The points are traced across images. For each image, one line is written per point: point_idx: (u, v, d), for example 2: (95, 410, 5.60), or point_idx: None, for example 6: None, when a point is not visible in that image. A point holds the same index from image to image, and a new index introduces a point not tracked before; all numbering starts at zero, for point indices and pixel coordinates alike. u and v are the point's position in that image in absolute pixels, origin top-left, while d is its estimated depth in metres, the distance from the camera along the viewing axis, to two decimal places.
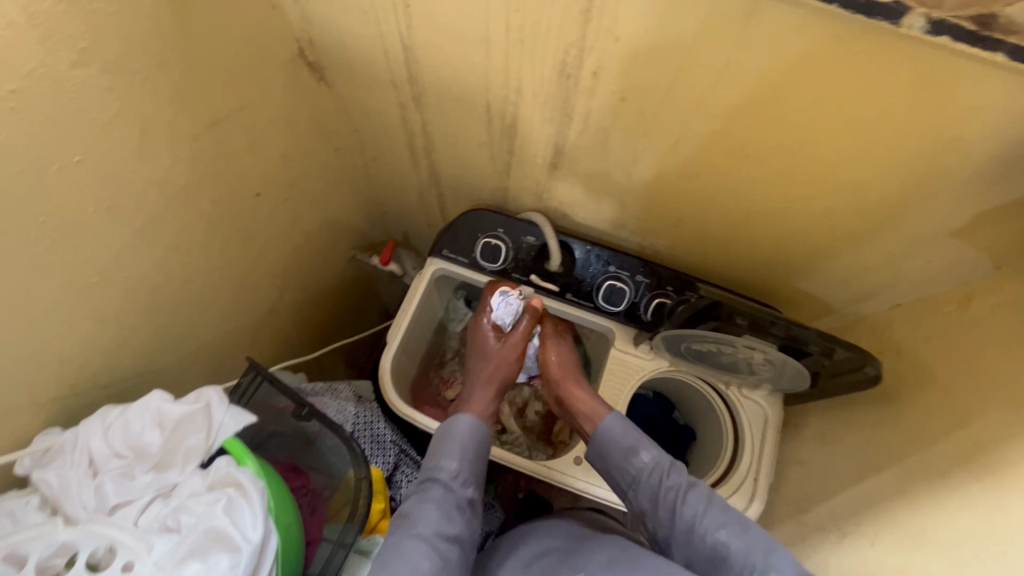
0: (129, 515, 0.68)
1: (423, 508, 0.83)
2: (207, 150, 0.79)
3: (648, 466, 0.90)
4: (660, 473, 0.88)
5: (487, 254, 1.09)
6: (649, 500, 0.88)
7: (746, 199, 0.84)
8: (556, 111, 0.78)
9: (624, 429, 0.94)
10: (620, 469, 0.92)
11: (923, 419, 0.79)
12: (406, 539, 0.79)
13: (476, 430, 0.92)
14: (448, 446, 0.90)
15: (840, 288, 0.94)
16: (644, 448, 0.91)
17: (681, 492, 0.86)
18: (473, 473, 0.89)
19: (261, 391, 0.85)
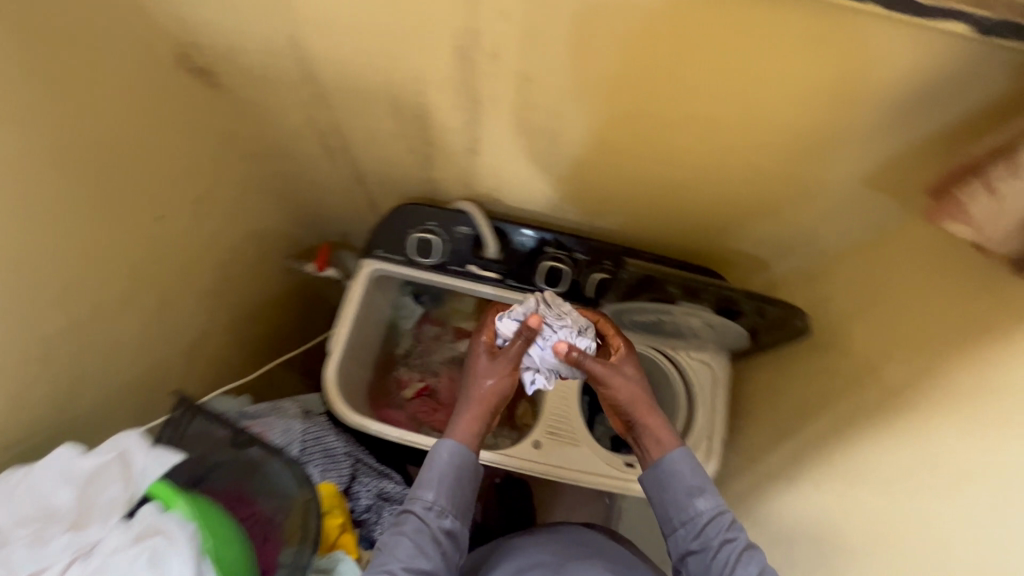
0: None
1: (394, 541, 0.78)
2: (89, 177, 0.73)
3: (706, 515, 0.78)
4: (721, 526, 0.77)
5: (421, 249, 1.06)
6: (700, 543, 0.77)
7: (670, 168, 0.83)
8: (464, 97, 0.75)
9: (693, 466, 0.81)
10: (675, 506, 0.80)
11: (853, 362, 0.83)
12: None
13: (459, 458, 0.83)
14: (427, 473, 0.83)
15: (770, 245, 0.96)
16: (708, 494, 0.79)
17: (737, 551, 0.74)
18: (452, 502, 0.82)
19: (193, 424, 0.81)
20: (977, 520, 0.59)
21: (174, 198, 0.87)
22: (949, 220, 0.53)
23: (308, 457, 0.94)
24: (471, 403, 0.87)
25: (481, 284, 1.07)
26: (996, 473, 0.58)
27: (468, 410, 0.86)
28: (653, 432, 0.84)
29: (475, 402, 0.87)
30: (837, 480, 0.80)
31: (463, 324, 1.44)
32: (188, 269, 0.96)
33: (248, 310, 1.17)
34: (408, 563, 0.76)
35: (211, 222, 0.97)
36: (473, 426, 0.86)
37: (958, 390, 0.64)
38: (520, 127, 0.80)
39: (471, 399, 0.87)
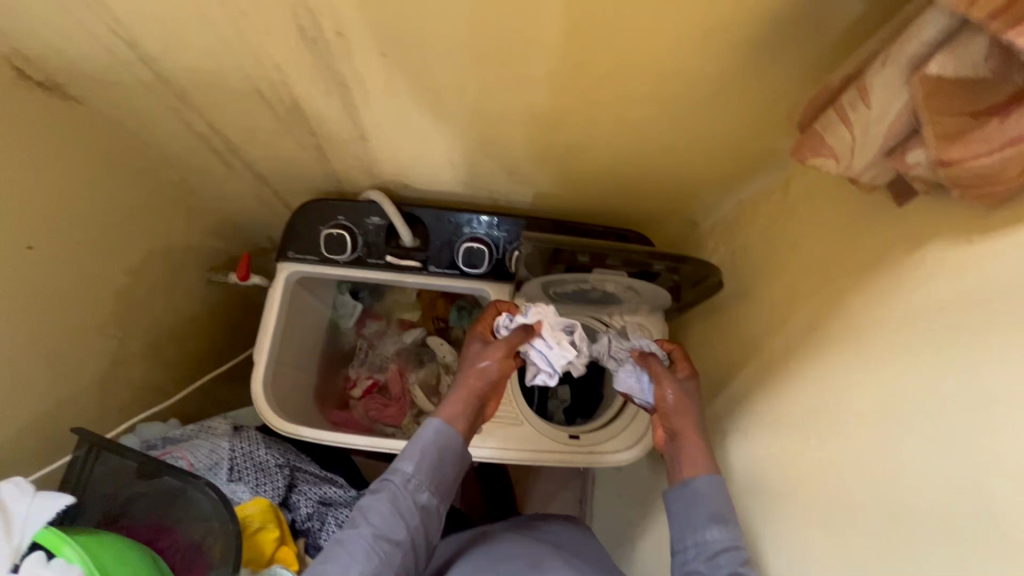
0: None
1: (368, 505, 0.79)
2: None
3: (717, 544, 0.72)
4: (734, 559, 0.70)
5: (333, 246, 1.01)
6: (706, 568, 0.71)
7: (566, 134, 0.79)
8: (328, 82, 0.71)
9: (719, 494, 0.76)
10: (689, 527, 0.75)
11: (765, 310, 0.82)
12: (342, 538, 0.77)
13: (445, 438, 0.84)
14: (409, 447, 0.84)
15: (682, 199, 0.94)
16: (727, 525, 0.73)
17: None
18: (430, 477, 0.82)
19: (99, 463, 0.78)
20: (853, 448, 0.60)
21: (59, 223, 0.82)
22: (815, 155, 0.52)
23: (238, 475, 0.91)
24: (462, 385, 0.90)
25: (402, 274, 1.03)
26: (869, 404, 0.59)
27: (457, 392, 0.90)
28: (687, 451, 0.81)
29: (464, 383, 0.90)
30: (750, 431, 0.80)
31: (406, 315, 1.39)
32: (94, 296, 0.91)
33: (172, 330, 1.12)
34: (381, 530, 0.77)
35: (106, 243, 0.91)
36: (460, 409, 0.88)
37: (849, 326, 0.63)
38: (399, 105, 0.75)
39: (459, 383, 0.91)
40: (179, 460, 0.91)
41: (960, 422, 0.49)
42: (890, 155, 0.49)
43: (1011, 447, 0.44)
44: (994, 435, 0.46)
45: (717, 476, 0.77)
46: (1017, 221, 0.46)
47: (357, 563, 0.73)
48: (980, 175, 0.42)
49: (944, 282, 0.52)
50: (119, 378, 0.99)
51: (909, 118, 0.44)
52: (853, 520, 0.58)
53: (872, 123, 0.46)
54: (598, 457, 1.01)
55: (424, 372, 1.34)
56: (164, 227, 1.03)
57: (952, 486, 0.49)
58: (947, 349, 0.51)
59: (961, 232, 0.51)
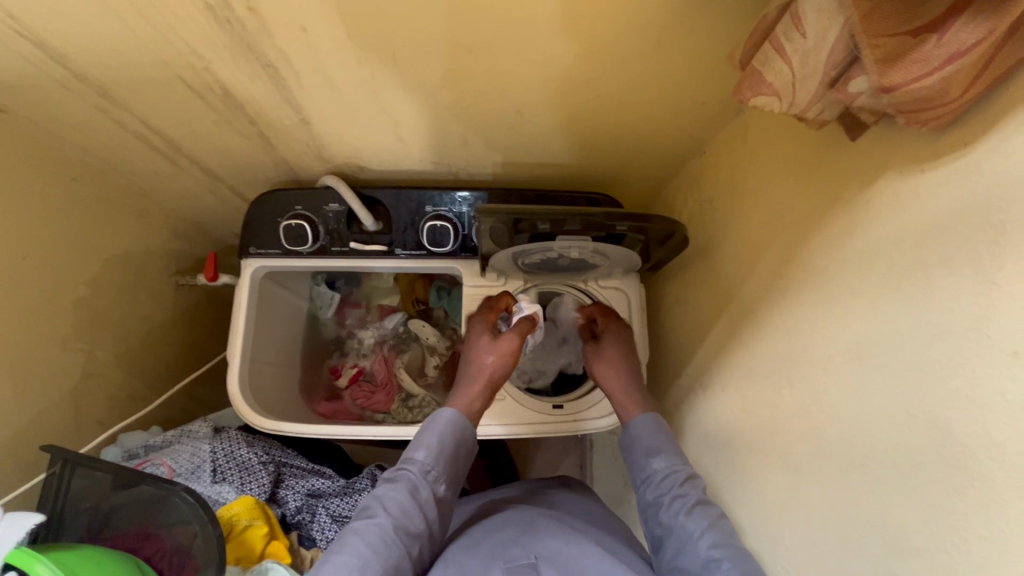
0: None
1: (386, 496, 0.76)
2: None
3: (660, 473, 0.79)
4: (674, 481, 0.77)
5: (294, 236, 0.98)
6: (655, 497, 0.78)
7: (510, 100, 0.76)
8: (255, 64, 0.68)
9: (653, 432, 0.84)
10: (634, 466, 0.83)
11: (734, 260, 0.80)
12: (357, 529, 0.72)
13: (460, 428, 0.84)
14: (424, 436, 0.83)
15: (645, 156, 0.92)
16: (663, 454, 0.81)
17: (687, 504, 0.74)
18: (446, 469, 0.81)
19: (76, 477, 0.76)
20: (823, 391, 0.59)
21: (4, 240, 0.79)
22: (755, 94, 0.52)
23: (223, 476, 0.91)
24: (473, 379, 0.90)
25: (369, 258, 1.00)
26: (834, 347, 0.58)
27: (470, 384, 0.90)
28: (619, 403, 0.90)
29: (475, 377, 0.90)
30: (727, 383, 0.80)
31: (386, 301, 1.33)
32: (53, 310, 0.89)
33: (143, 337, 1.10)
34: (399, 521, 0.74)
35: (59, 255, 0.89)
36: (472, 401, 0.88)
37: (809, 274, 0.62)
38: (334, 83, 0.72)
39: (470, 376, 0.90)
40: (160, 466, 0.91)
41: (915, 349, 0.48)
42: (833, 86, 0.47)
43: (971, 364, 0.43)
44: (961, 367, 0.44)
45: (650, 414, 0.85)
46: (967, 145, 0.45)
47: (377, 555, 0.69)
48: (921, 97, 0.41)
49: (893, 218, 0.51)
50: (91, 392, 0.98)
51: (849, 43, 0.44)
52: (828, 462, 0.58)
53: (810, 53, 0.46)
54: (587, 424, 0.99)
55: (409, 356, 1.32)
56: (118, 233, 1.00)
57: (915, 412, 0.48)
58: (903, 286, 0.49)
59: (911, 162, 0.50)
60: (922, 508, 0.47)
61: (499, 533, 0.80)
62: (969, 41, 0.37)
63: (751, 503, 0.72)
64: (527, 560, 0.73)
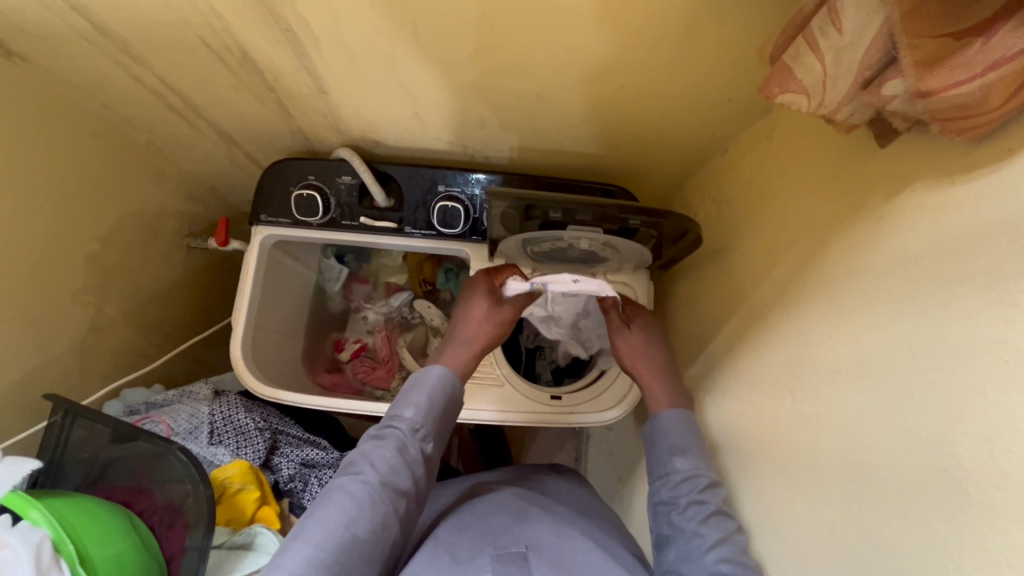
0: None
1: (373, 452, 0.76)
2: None
3: (680, 474, 0.76)
4: (694, 486, 0.73)
5: (305, 207, 0.98)
6: (671, 496, 0.76)
7: (531, 83, 0.75)
8: (275, 28, 0.67)
9: (683, 429, 0.80)
10: (657, 461, 0.80)
11: (748, 263, 0.78)
12: (344, 485, 0.72)
13: (448, 387, 0.83)
14: (412, 394, 0.82)
15: (665, 151, 0.90)
16: (689, 455, 0.76)
17: (704, 513, 0.70)
18: (434, 427, 0.81)
19: (76, 427, 0.79)
20: (829, 402, 0.57)
21: (19, 188, 0.80)
22: (783, 90, 0.50)
23: (219, 438, 0.92)
24: (460, 339, 0.90)
25: (378, 234, 1.00)
26: (843, 361, 0.56)
27: (457, 344, 0.90)
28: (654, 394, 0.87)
29: (462, 339, 0.90)
30: (730, 388, 0.78)
31: (393, 279, 1.34)
32: (63, 261, 0.89)
33: (151, 296, 1.11)
34: (387, 478, 0.74)
35: (73, 207, 0.89)
36: (458, 361, 0.89)
37: (824, 283, 0.60)
38: (353, 53, 0.71)
39: (457, 337, 0.91)
40: (159, 424, 0.92)
41: (930, 366, 0.46)
42: (866, 87, 0.45)
43: (986, 387, 0.41)
44: (980, 396, 0.42)
45: (678, 408, 0.82)
46: (1012, 152, 0.42)
47: (364, 512, 0.70)
48: (962, 105, 0.39)
49: (918, 231, 0.49)
50: (96, 345, 0.99)
51: (887, 42, 0.42)
52: (825, 473, 0.56)
53: (845, 51, 0.44)
54: (583, 415, 0.98)
55: (412, 336, 1.32)
56: (132, 190, 1.00)
57: (918, 421, 0.47)
58: (922, 302, 0.47)
59: (941, 174, 0.48)
60: (920, 521, 0.45)
61: (491, 521, 0.79)
62: (1015, 47, 0.35)
63: (744, 511, 0.71)
64: (518, 548, 0.73)
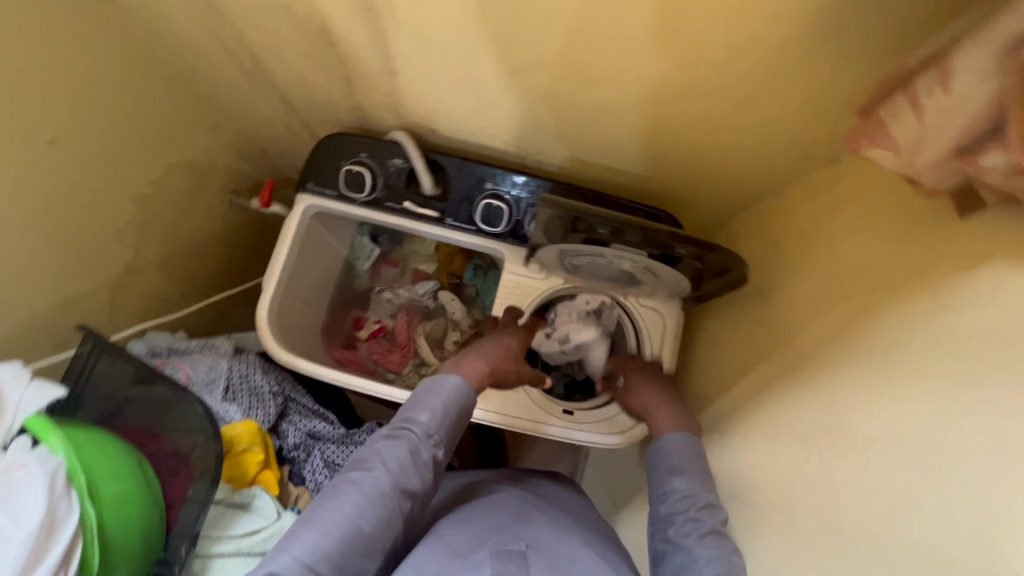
0: None
1: (386, 450, 0.75)
2: None
3: (679, 493, 0.76)
4: (691, 504, 0.74)
5: (352, 183, 0.99)
6: (666, 513, 0.76)
7: (599, 96, 0.74)
8: (359, 5, 0.68)
9: (686, 451, 0.81)
10: (655, 482, 0.80)
11: (788, 311, 0.76)
12: (355, 479, 0.72)
13: (463, 398, 0.84)
14: (429, 399, 0.82)
15: (720, 184, 0.88)
16: (688, 475, 0.77)
17: (700, 531, 0.70)
18: (447, 434, 0.81)
19: (100, 362, 0.79)
20: (859, 471, 0.55)
21: (86, 122, 0.82)
22: (869, 144, 0.48)
23: (233, 396, 0.93)
24: (483, 351, 0.92)
25: (419, 221, 1.00)
26: (884, 430, 0.54)
27: (479, 355, 0.91)
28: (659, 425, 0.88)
29: (484, 352, 0.92)
30: (750, 435, 0.76)
31: (422, 267, 1.35)
32: (113, 200, 0.92)
33: (188, 246, 1.13)
34: (397, 478, 0.73)
35: (131, 148, 0.91)
36: (477, 372, 0.89)
37: (873, 347, 0.58)
38: (428, 41, 0.71)
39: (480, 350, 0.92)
40: (178, 371, 0.94)
41: (992, 456, 0.44)
42: (960, 155, 0.44)
43: None
44: None
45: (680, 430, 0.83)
46: None
47: (373, 509, 0.70)
48: None
49: (989, 311, 0.47)
50: (127, 286, 1.01)
51: (994, 113, 0.40)
52: (848, 544, 0.54)
53: (947, 115, 0.42)
54: (596, 439, 0.97)
55: (431, 326, 1.32)
56: (188, 140, 1.02)
57: (970, 513, 0.44)
58: (989, 387, 0.45)
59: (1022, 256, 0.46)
60: None
61: (492, 516, 0.79)
62: None
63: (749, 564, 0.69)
64: (517, 547, 0.71)
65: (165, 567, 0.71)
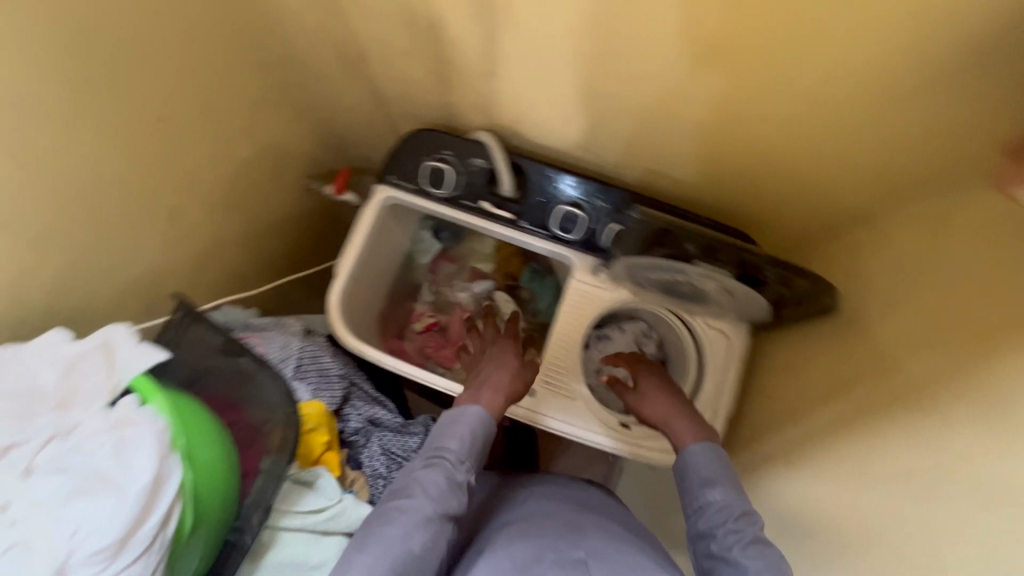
0: (18, 458, 0.59)
1: (424, 478, 0.76)
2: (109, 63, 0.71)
3: (715, 504, 0.77)
4: (728, 515, 0.75)
5: (434, 178, 1.02)
6: (706, 527, 0.76)
7: (705, 105, 0.74)
8: (479, 7, 0.69)
9: (712, 460, 0.83)
10: (689, 496, 0.81)
11: (877, 346, 0.74)
12: (398, 507, 0.73)
13: (486, 424, 0.85)
14: (454, 427, 0.83)
15: (808, 208, 0.86)
16: (721, 486, 0.79)
17: (742, 541, 0.72)
18: (477, 459, 0.82)
19: (194, 328, 0.85)
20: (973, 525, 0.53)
21: (198, 101, 0.86)
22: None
23: (302, 374, 0.96)
24: (482, 382, 0.92)
25: (493, 221, 1.02)
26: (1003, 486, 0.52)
27: (480, 387, 0.91)
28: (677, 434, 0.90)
29: (481, 384, 0.92)
30: (827, 472, 0.74)
31: (481, 266, 1.36)
32: (209, 176, 0.96)
33: (264, 226, 1.17)
34: (439, 503, 0.75)
35: (231, 128, 0.95)
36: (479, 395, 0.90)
37: (989, 391, 0.56)
38: (540, 44, 0.72)
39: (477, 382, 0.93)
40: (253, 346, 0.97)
41: None
42: None
43: None
44: None
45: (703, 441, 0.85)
46: None
47: (421, 533, 0.71)
48: None
49: None
50: (207, 260, 1.04)
51: None
52: None
53: None
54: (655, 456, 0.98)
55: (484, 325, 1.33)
56: (278, 125, 1.05)
57: None
58: None
59: None
60: None
61: (545, 523, 0.80)
62: None
63: None
64: (577, 555, 0.72)
65: (238, 534, 0.74)
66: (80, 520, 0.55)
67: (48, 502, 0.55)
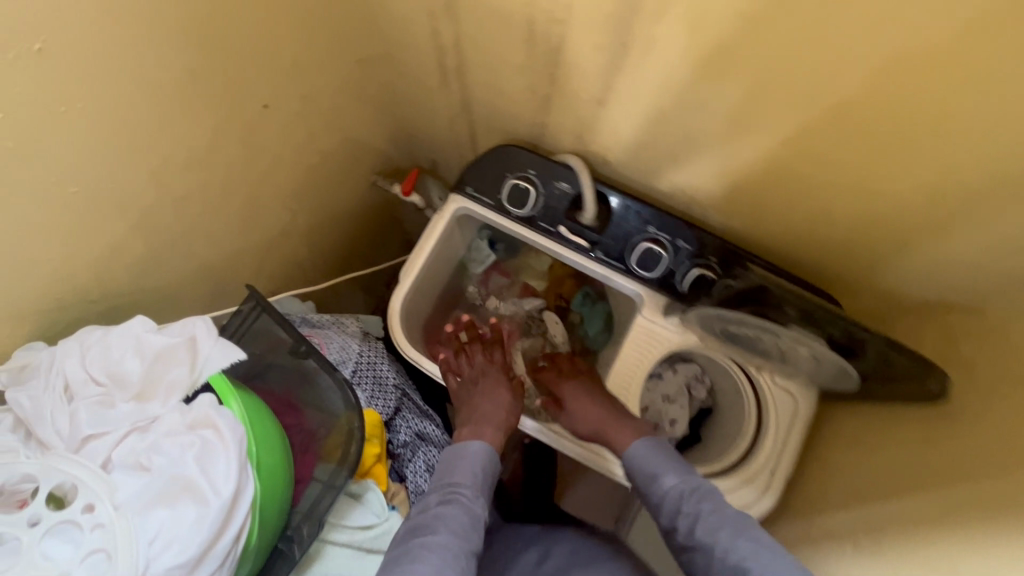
0: (100, 448, 0.64)
1: (445, 514, 0.75)
2: (226, 50, 0.69)
3: (673, 491, 0.83)
4: (687, 498, 0.81)
5: (513, 196, 0.99)
6: (670, 520, 0.81)
7: (831, 169, 0.70)
8: (612, 39, 0.67)
9: (653, 455, 0.90)
10: (649, 491, 0.86)
11: (976, 441, 0.70)
12: (425, 543, 0.71)
13: (489, 460, 0.87)
14: (460, 463, 0.84)
15: (909, 282, 0.82)
16: (674, 473, 0.85)
17: (697, 522, 0.77)
18: (488, 494, 0.82)
19: (261, 321, 0.83)
20: None
21: (296, 93, 0.84)
22: None
23: (358, 379, 0.94)
24: (475, 417, 0.99)
25: (568, 247, 0.99)
26: None
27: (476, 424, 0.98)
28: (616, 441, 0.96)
29: (475, 419, 0.99)
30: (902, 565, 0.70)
31: (533, 283, 1.33)
32: (290, 168, 0.94)
33: (329, 221, 1.15)
34: (462, 538, 0.73)
35: (320, 122, 0.93)
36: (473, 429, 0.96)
37: None
38: (666, 83, 0.69)
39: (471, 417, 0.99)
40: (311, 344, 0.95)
41: None
42: None
43: None
44: None
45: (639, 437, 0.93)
46: None
47: (450, 567, 0.69)
48: None
49: None
50: (274, 249, 1.03)
51: None
52: None
53: None
54: None
55: (528, 343, 1.30)
56: (362, 122, 1.03)
57: None
58: None
59: None
60: None
61: None
62: None
63: None
64: None
65: (287, 543, 0.74)
66: (161, 527, 0.59)
67: (132, 505, 0.59)
